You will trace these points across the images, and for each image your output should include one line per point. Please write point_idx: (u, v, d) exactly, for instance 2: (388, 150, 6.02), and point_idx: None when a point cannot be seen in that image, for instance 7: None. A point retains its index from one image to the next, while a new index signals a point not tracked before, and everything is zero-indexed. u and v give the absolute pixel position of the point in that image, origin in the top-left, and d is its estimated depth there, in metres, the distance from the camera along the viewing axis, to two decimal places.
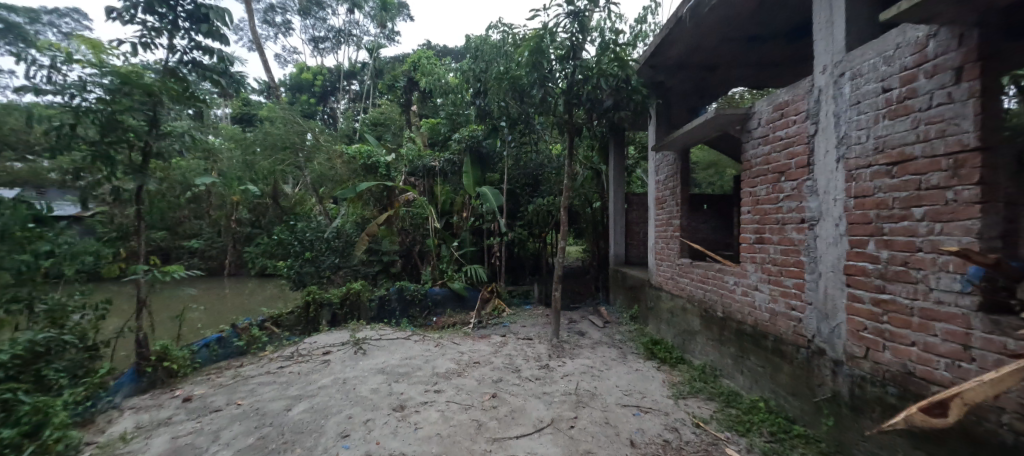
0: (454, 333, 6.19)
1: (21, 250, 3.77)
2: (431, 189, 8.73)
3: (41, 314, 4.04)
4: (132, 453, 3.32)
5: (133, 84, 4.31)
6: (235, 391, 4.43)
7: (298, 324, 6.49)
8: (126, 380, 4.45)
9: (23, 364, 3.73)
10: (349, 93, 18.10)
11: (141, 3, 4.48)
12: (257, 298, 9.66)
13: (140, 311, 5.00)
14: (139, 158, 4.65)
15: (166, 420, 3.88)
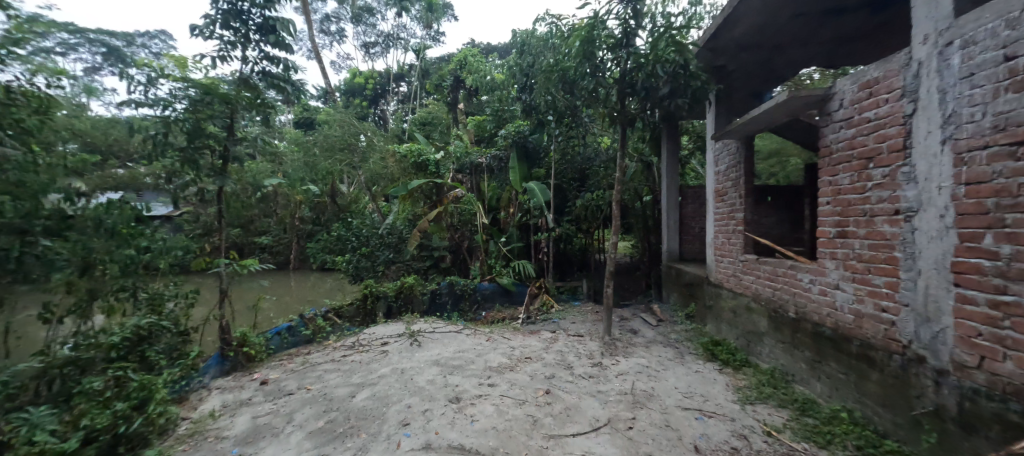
0: (503, 328, 6.22)
1: (126, 245, 4.18)
2: (479, 185, 8.87)
3: (143, 302, 4.59)
4: (220, 429, 3.67)
5: (213, 93, 4.69)
6: (305, 376, 4.74)
7: (357, 315, 6.82)
8: (213, 363, 4.89)
9: (131, 345, 4.26)
10: (398, 95, 18.69)
11: (219, 19, 4.84)
12: (320, 291, 10.28)
13: (223, 301, 5.44)
14: (219, 162, 5.06)
15: (247, 400, 4.23)
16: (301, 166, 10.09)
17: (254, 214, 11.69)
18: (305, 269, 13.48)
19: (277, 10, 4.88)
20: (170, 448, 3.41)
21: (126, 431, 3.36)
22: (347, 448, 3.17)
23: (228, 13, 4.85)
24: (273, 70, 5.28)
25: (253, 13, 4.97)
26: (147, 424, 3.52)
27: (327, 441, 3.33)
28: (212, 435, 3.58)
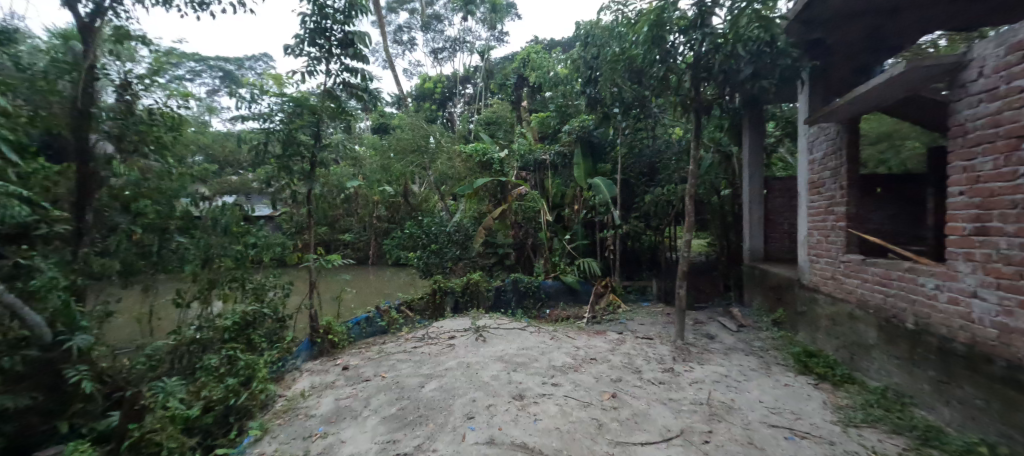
0: (569, 327, 6.13)
1: (237, 241, 5.13)
2: (543, 182, 8.80)
3: (249, 290, 5.18)
4: (308, 408, 4.01)
5: (303, 105, 5.18)
6: (380, 364, 5.01)
7: (427, 309, 7.05)
8: (304, 348, 5.37)
9: (239, 329, 4.80)
10: (465, 96, 19.19)
11: (306, 38, 5.25)
12: (394, 285, 10.86)
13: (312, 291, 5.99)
14: (308, 167, 5.54)
15: (331, 383, 4.57)
16: (377, 168, 10.72)
17: (338, 214, 12.67)
18: (382, 265, 14.32)
19: (354, 25, 5.20)
20: (269, 421, 3.81)
21: (235, 403, 3.92)
22: (416, 436, 3.29)
23: (314, 32, 5.25)
24: (352, 80, 5.65)
25: (334, 29, 5.33)
26: (250, 399, 4.03)
27: (398, 427, 3.48)
28: (301, 413, 3.92)
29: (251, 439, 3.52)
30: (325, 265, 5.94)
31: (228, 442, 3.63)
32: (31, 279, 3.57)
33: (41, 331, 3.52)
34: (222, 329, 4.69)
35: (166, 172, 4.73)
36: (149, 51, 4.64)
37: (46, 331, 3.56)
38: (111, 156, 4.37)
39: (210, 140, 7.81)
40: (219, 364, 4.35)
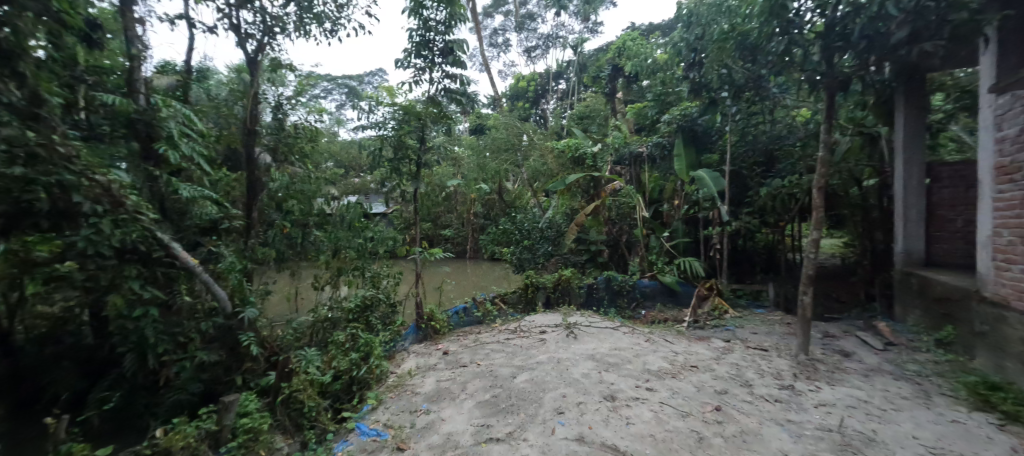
0: (667, 329, 5.75)
1: (359, 236, 6.06)
2: (639, 177, 8.37)
3: (368, 278, 5.94)
4: (414, 386, 4.39)
5: (409, 113, 5.73)
6: (476, 352, 5.26)
7: (519, 302, 7.17)
8: (412, 332, 5.87)
9: (361, 311, 5.53)
10: (558, 92, 19.10)
11: (413, 51, 5.65)
12: (490, 278, 11.25)
13: (418, 281, 6.52)
14: (414, 168, 6.07)
15: (433, 366, 4.94)
16: (473, 167, 11.16)
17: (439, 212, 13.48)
18: (479, 259, 14.94)
19: (454, 35, 5.44)
20: (382, 393, 4.28)
21: (357, 375, 4.39)
22: (508, 425, 3.36)
23: (418, 45, 5.61)
24: (452, 86, 5.99)
25: (437, 40, 5.62)
26: (368, 373, 4.51)
27: (491, 413, 3.59)
28: (409, 390, 4.30)
29: (368, 408, 3.96)
30: (428, 257, 6.40)
31: (351, 408, 4.14)
32: (218, 262, 4.71)
33: (222, 302, 4.62)
34: (348, 310, 5.43)
35: (307, 178, 6.14)
36: (294, 77, 5.98)
37: (226, 302, 4.65)
38: (269, 166, 5.83)
39: (331, 146, 8.81)
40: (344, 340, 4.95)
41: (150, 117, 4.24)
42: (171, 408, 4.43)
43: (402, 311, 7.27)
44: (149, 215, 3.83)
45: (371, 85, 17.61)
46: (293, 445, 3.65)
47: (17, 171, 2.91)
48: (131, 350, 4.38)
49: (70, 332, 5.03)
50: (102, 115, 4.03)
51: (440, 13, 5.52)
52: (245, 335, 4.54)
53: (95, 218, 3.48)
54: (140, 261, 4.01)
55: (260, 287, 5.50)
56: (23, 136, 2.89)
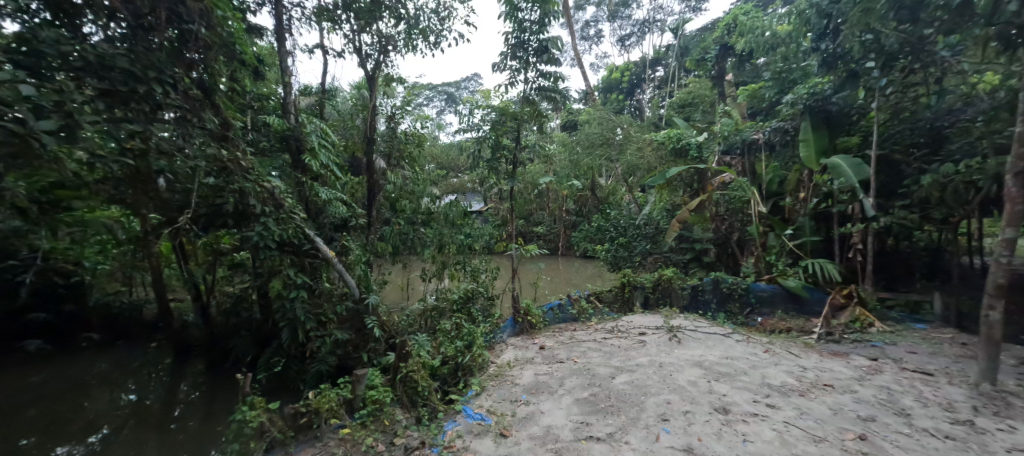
0: (789, 340, 5.09)
1: (460, 232, 6.41)
2: (753, 167, 7.53)
3: (469, 273, 6.22)
4: (514, 377, 4.61)
5: (506, 114, 5.95)
6: (573, 349, 5.27)
7: (616, 302, 6.87)
8: (510, 325, 6.03)
9: (463, 302, 5.79)
10: (655, 80, 18.05)
11: (508, 53, 5.73)
12: (583, 276, 11.07)
13: (514, 276, 6.71)
14: (510, 167, 6.26)
15: (530, 359, 5.08)
16: (566, 164, 11.03)
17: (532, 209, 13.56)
18: (572, 256, 14.76)
19: (549, 33, 5.39)
20: (484, 381, 4.53)
21: (462, 361, 4.66)
22: (608, 426, 3.29)
23: (515, 47, 5.68)
24: (546, 84, 6.00)
25: (531, 40, 5.63)
26: (472, 360, 4.74)
27: (590, 412, 3.55)
28: (508, 380, 4.52)
29: (473, 393, 4.26)
30: (525, 253, 6.53)
31: (458, 391, 4.43)
32: (349, 255, 5.59)
33: (351, 289, 5.41)
34: (451, 301, 5.72)
35: (415, 179, 6.67)
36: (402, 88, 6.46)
37: (354, 288, 5.42)
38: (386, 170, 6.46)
39: (433, 149, 9.41)
40: (450, 329, 5.27)
41: (298, 134, 5.47)
42: (315, 377, 5.14)
43: (500, 303, 7.51)
44: (300, 216, 5.05)
45: (467, 89, 18.37)
46: (409, 418, 3.92)
47: (212, 182, 4.64)
48: (285, 327, 5.13)
49: (244, 309, 6.13)
50: (264, 135, 5.44)
51: (534, 12, 5.51)
52: (370, 319, 5.24)
53: (265, 218, 4.79)
54: (293, 254, 5.16)
55: (376, 278, 6.09)
56: (220, 152, 4.50)
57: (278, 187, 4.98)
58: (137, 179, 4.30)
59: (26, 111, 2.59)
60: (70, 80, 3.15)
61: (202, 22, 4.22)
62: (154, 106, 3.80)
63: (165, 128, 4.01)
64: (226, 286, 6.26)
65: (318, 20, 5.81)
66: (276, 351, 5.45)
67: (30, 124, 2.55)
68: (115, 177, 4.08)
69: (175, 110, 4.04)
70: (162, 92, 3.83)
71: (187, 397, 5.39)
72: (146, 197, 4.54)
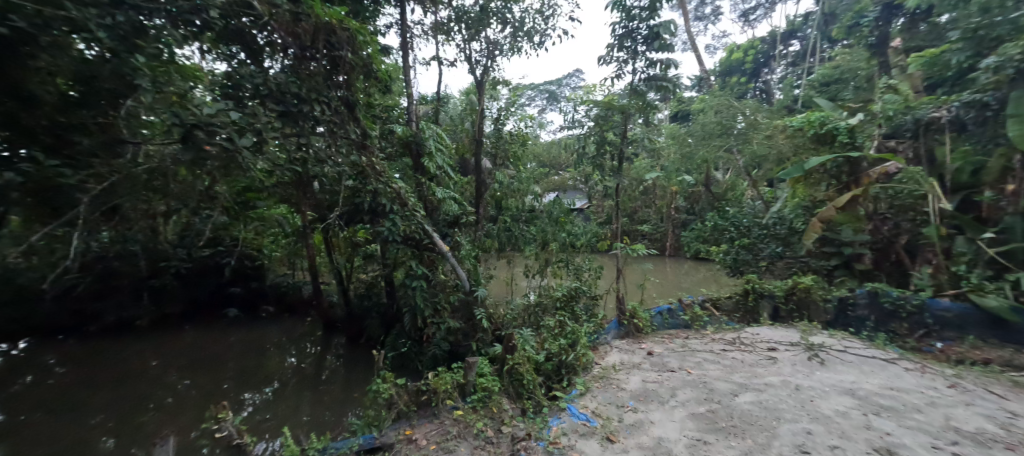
0: (982, 373, 4.01)
1: (564, 231, 6.32)
2: (930, 154, 6.07)
3: (572, 272, 6.12)
4: (619, 381, 4.40)
5: (612, 108, 5.72)
6: (685, 358, 4.86)
7: (736, 311, 6.25)
8: (614, 326, 5.81)
9: (566, 300, 5.73)
10: (787, 57, 15.76)
11: (615, 44, 5.46)
12: (695, 279, 10.18)
13: (619, 277, 6.47)
14: (617, 163, 6.01)
15: (637, 364, 4.81)
16: (677, 158, 10.19)
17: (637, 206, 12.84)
18: (680, 257, 13.71)
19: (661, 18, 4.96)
20: (588, 381, 4.41)
21: (567, 359, 4.58)
22: (732, 448, 2.93)
23: (622, 36, 5.38)
24: (656, 72, 5.60)
25: (641, 28, 5.26)
26: (576, 359, 4.65)
27: (709, 430, 3.21)
28: (614, 383, 4.34)
29: (577, 392, 4.13)
30: (631, 253, 6.23)
31: (561, 389, 4.36)
32: (459, 250, 5.89)
33: (463, 281, 5.68)
34: (554, 298, 5.68)
35: (520, 178, 6.76)
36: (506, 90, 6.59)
37: (464, 280, 5.69)
38: (492, 169, 6.58)
39: (535, 148, 9.44)
40: (554, 325, 5.24)
41: (419, 139, 5.89)
42: (431, 360, 5.60)
43: (603, 303, 7.28)
44: (422, 213, 5.45)
45: (569, 86, 18.11)
46: (515, 408, 4.03)
47: (349, 184, 5.36)
48: (407, 312, 5.69)
49: (375, 293, 6.72)
50: (388, 140, 5.96)
51: None
52: (478, 311, 5.46)
53: (394, 214, 5.35)
54: (415, 246, 5.66)
55: (483, 272, 6.32)
56: (360, 159, 5.29)
57: (403, 187, 5.45)
58: (295, 182, 5.42)
59: (232, 130, 3.98)
60: (257, 105, 4.42)
61: (349, 49, 5.14)
62: (313, 121, 4.97)
63: (320, 140, 5.02)
64: (361, 273, 6.80)
65: (434, 34, 6.17)
66: (400, 333, 6.05)
67: (235, 142, 3.94)
68: (286, 181, 5.44)
69: (325, 124, 5.11)
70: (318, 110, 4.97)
71: (331, 364, 6.52)
72: (305, 196, 5.82)
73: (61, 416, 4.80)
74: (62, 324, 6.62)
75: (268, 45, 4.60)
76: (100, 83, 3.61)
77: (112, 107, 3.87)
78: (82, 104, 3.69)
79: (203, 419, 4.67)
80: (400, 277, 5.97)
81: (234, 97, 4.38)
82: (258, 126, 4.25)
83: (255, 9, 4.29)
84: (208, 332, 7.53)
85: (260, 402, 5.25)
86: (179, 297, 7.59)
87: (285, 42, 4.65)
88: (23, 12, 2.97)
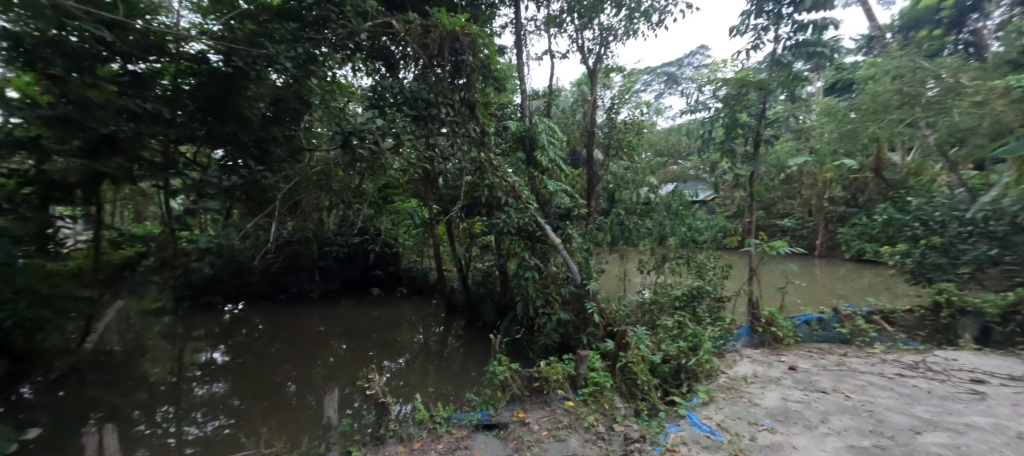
0: None
1: (684, 224, 5.78)
2: None
3: (694, 268, 5.58)
4: (752, 395, 3.88)
5: (747, 84, 4.99)
6: (841, 380, 4.09)
7: (920, 329, 5.06)
8: (744, 333, 5.15)
9: (688, 299, 5.21)
10: None
11: (753, 10, 4.73)
12: (857, 285, 8.41)
13: (753, 279, 5.73)
14: (753, 148, 5.27)
15: (776, 379, 4.18)
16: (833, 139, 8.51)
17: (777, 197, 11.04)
18: (836, 258, 11.51)
19: None
20: (713, 390, 3.98)
21: (686, 363, 4.18)
22: None
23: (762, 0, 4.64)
24: (807, 37, 4.71)
25: None
26: (697, 365, 4.24)
27: None
28: (745, 397, 3.85)
29: (699, 401, 3.77)
30: (768, 251, 5.43)
31: (680, 394, 4.01)
32: (570, 243, 5.83)
33: (574, 275, 5.60)
34: (673, 297, 5.22)
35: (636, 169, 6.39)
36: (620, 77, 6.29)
37: (575, 273, 5.61)
38: (604, 160, 6.48)
39: (651, 136, 8.78)
40: (672, 326, 4.82)
41: (532, 134, 5.96)
42: (541, 349, 5.63)
43: (731, 307, 6.50)
44: (535, 206, 5.52)
45: (692, 64, 16.41)
46: (628, 408, 3.86)
47: (469, 179, 5.48)
48: (520, 300, 5.84)
49: (490, 282, 7.03)
50: (504, 137, 6.18)
51: None
52: (589, 304, 5.31)
53: (508, 206, 5.49)
54: (528, 238, 5.73)
55: (595, 265, 6.15)
56: (479, 155, 5.53)
57: (517, 180, 5.57)
58: (423, 180, 5.92)
59: (378, 135, 4.81)
60: (395, 112, 5.19)
61: (470, 52, 5.49)
62: (437, 121, 5.37)
63: (443, 139, 5.43)
64: (477, 262, 7.18)
65: (547, 28, 6.13)
66: (514, 321, 6.21)
67: (380, 145, 4.75)
68: (416, 178, 5.89)
69: (448, 124, 5.45)
70: (443, 110, 5.38)
71: (454, 343, 7.05)
72: (432, 192, 6.27)
73: (263, 362, 6.17)
74: (263, 293, 8.43)
75: (402, 56, 5.59)
76: (287, 104, 5.34)
77: (294, 124, 5.55)
78: (274, 122, 5.53)
79: (356, 378, 5.56)
80: (514, 267, 6.11)
81: (376, 104, 5.14)
82: (395, 130, 4.92)
83: (393, 29, 5.29)
84: (357, 307, 8.76)
85: (395, 370, 5.95)
86: (336, 275, 8.83)
87: (415, 53, 5.38)
88: (239, 55, 4.84)
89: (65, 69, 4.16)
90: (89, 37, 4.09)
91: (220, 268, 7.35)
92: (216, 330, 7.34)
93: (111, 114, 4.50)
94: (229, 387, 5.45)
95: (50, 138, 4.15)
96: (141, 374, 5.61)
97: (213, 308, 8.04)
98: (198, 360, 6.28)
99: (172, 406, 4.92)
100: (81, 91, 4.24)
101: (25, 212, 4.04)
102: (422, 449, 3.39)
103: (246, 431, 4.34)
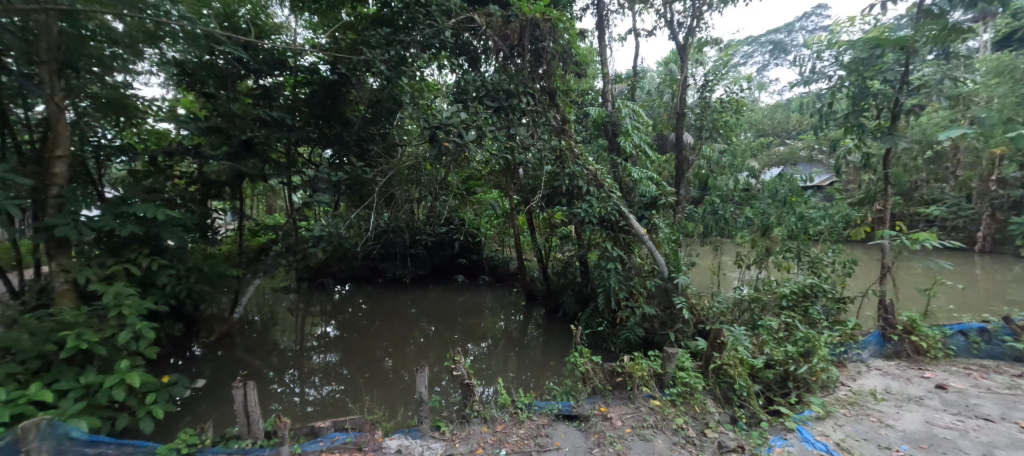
0: None
1: (794, 213, 5.07)
2: None
3: (806, 264, 4.88)
4: (883, 414, 3.29)
5: (882, 44, 4.15)
6: (1017, 407, 3.26)
7: None
8: (873, 341, 4.31)
9: (799, 298, 4.54)
10: None
11: None
12: None
13: (885, 277, 4.79)
14: (888, 120, 4.41)
15: (917, 398, 3.48)
16: None
17: (920, 180, 9.13)
18: (1005, 255, 9.26)
19: None
20: (832, 405, 3.44)
21: (795, 371, 3.66)
22: None
23: None
24: None
25: None
26: (810, 374, 3.66)
27: None
28: (874, 415, 3.27)
29: (811, 414, 3.29)
30: (906, 244, 4.49)
31: (787, 404, 3.55)
32: (656, 233, 5.49)
33: (661, 268, 5.27)
34: (779, 295, 4.59)
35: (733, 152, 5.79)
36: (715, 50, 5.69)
37: (663, 266, 5.26)
38: (695, 144, 5.98)
39: (749, 115, 7.88)
40: (777, 328, 4.24)
41: (615, 119, 5.76)
42: (625, 343, 5.40)
43: (853, 309, 5.58)
44: (617, 194, 5.28)
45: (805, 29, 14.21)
46: (723, 414, 3.53)
47: (549, 169, 5.45)
48: (601, 292, 5.66)
49: (570, 272, 6.93)
50: (586, 124, 6.00)
51: None
52: (678, 299, 4.97)
53: (590, 196, 5.31)
54: (610, 228, 5.50)
55: (685, 258, 5.72)
56: (559, 143, 5.43)
57: (600, 168, 5.36)
58: (502, 171, 6.03)
59: (462, 129, 4.83)
60: (478, 104, 5.23)
61: (551, 38, 5.40)
62: (518, 111, 5.36)
63: (524, 129, 5.41)
64: (557, 253, 7.16)
65: (631, 5, 5.77)
66: (595, 313, 6.01)
67: (464, 139, 4.79)
68: (497, 169, 6.03)
69: (528, 115, 5.45)
70: (522, 100, 5.34)
71: (534, 332, 7.15)
72: (513, 182, 6.32)
73: (366, 339, 6.89)
74: (365, 276, 9.36)
75: (484, 50, 5.64)
76: (383, 104, 5.78)
77: (389, 123, 5.99)
78: (372, 122, 6.02)
79: (445, 358, 5.94)
80: (595, 258, 5.91)
81: (461, 98, 5.35)
82: (478, 123, 4.99)
83: (474, 24, 5.42)
84: (445, 293, 9.29)
85: (479, 353, 6.25)
86: (427, 263, 9.44)
87: (496, 46, 5.45)
88: (344, 63, 5.45)
89: (215, 88, 5.13)
90: (231, 58, 4.99)
91: (333, 254, 8.34)
92: (329, 309, 8.37)
93: (248, 122, 5.25)
94: (339, 358, 6.20)
95: (206, 145, 5.12)
96: (275, 342, 6.65)
97: (326, 288, 9.09)
98: (316, 333, 7.25)
99: (297, 370, 5.78)
100: (227, 104, 5.13)
101: (190, 205, 4.96)
102: (504, 432, 3.48)
103: (353, 398, 4.90)
